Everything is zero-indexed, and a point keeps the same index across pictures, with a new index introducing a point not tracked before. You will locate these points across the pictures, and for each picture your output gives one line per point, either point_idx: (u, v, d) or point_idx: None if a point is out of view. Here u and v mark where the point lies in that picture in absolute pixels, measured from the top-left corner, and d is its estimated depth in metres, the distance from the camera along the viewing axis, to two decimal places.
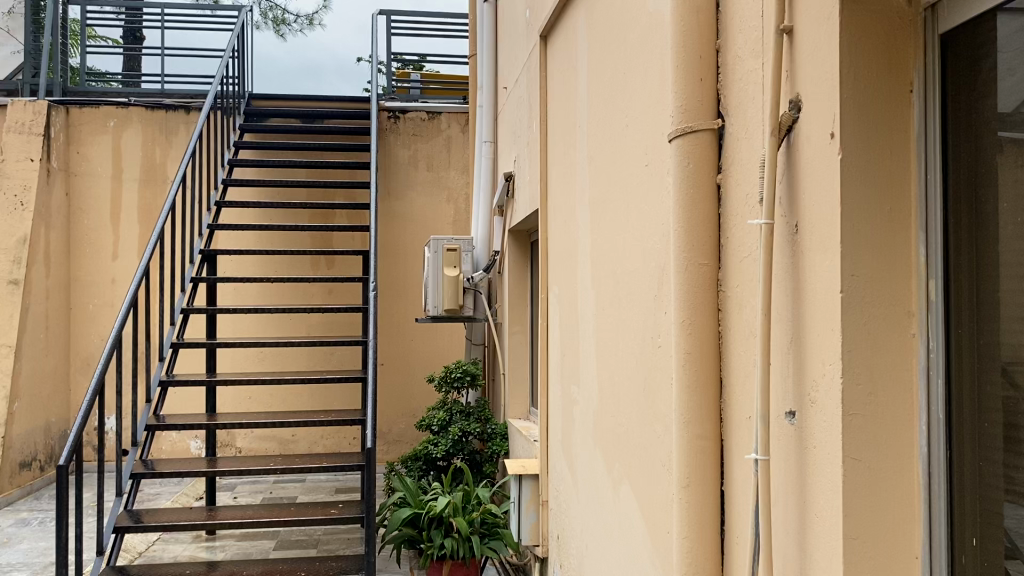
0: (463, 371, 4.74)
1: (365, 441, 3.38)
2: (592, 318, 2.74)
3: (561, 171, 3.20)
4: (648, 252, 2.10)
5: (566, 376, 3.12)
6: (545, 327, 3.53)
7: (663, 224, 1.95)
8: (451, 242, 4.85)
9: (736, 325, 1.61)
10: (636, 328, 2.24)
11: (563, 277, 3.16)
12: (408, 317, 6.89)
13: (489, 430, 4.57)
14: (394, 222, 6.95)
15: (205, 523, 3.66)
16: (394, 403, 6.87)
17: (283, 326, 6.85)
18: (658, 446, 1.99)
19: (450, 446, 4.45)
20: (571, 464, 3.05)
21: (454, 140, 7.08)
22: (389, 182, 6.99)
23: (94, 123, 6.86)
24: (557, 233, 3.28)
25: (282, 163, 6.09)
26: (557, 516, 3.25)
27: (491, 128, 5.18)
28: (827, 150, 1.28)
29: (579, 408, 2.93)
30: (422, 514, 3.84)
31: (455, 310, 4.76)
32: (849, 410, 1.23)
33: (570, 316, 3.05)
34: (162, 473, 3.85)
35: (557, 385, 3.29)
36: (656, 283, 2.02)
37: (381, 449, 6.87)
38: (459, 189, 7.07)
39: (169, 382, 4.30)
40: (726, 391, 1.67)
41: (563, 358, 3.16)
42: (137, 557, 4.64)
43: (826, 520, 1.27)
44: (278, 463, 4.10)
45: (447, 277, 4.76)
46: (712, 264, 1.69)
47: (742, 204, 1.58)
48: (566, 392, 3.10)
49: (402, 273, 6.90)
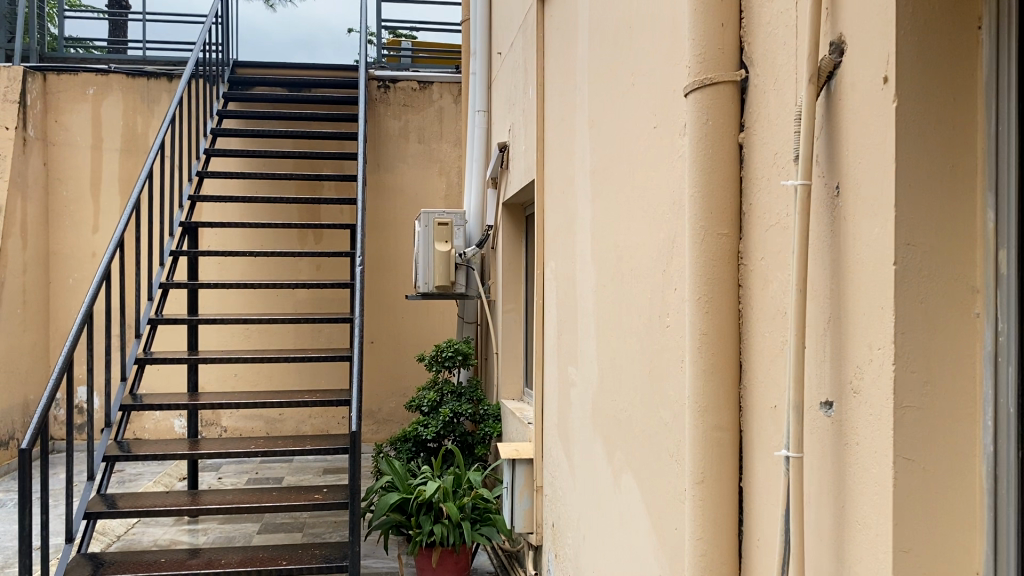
0: (454, 350, 4.55)
1: (351, 425, 3.15)
2: (591, 295, 2.56)
3: (560, 138, 3.00)
4: (656, 222, 1.93)
5: (562, 356, 2.94)
6: (541, 306, 3.35)
7: (675, 190, 1.77)
8: (443, 216, 4.62)
9: (760, 303, 1.43)
10: (641, 305, 2.07)
11: (561, 251, 2.98)
12: (398, 294, 6.69)
13: (481, 411, 4.41)
14: (384, 196, 6.74)
15: (182, 509, 3.49)
16: (384, 382, 6.70)
17: (270, 302, 6.66)
18: (667, 435, 1.83)
19: (440, 429, 4.28)
20: (567, 449, 2.88)
21: (446, 111, 6.86)
22: (379, 155, 6.78)
23: (73, 90, 6.61)
24: (555, 203, 3.09)
25: (267, 132, 5.86)
26: (552, 504, 3.08)
27: (485, 96, 4.96)
28: (879, 99, 1.10)
29: (576, 389, 2.76)
30: (411, 499, 3.65)
31: (446, 287, 4.57)
32: (902, 403, 1.06)
33: (568, 292, 2.87)
34: (137, 455, 3.66)
35: (553, 365, 3.12)
36: (666, 255, 1.85)
37: (371, 429, 6.71)
38: (452, 161, 6.85)
39: (146, 361, 4.10)
40: (747, 377, 1.49)
41: (560, 337, 2.99)
42: (115, 541, 4.48)
43: (869, 527, 1.10)
44: (260, 445, 3.91)
45: (438, 252, 4.56)
46: (733, 234, 1.51)
47: (771, 166, 1.39)
48: (563, 373, 2.93)
49: (392, 248, 6.70)
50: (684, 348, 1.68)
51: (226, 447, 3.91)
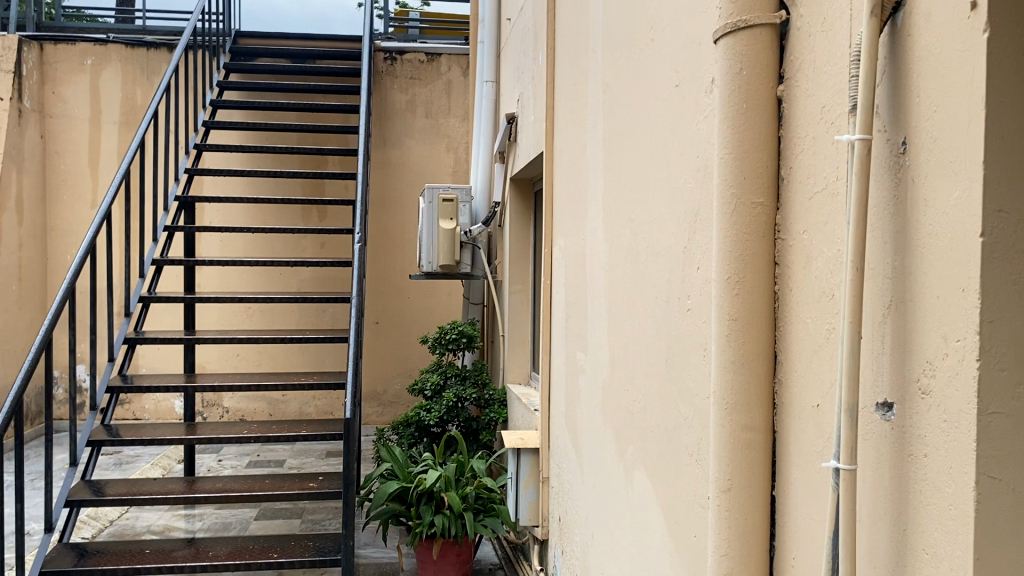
0: (458, 332, 4.34)
1: (346, 412, 2.95)
2: (602, 276, 2.36)
3: (570, 103, 2.79)
4: (675, 193, 1.74)
5: (570, 342, 2.75)
6: (549, 287, 3.15)
7: (700, 156, 1.58)
8: (447, 192, 4.41)
9: (802, 283, 1.23)
10: (657, 285, 1.88)
11: (570, 228, 2.77)
12: (403, 273, 6.51)
13: (487, 395, 4.22)
14: (390, 171, 6.54)
15: (170, 498, 3.32)
16: (389, 363, 6.52)
17: (272, 280, 6.48)
18: (687, 430, 1.65)
19: (443, 413, 4.10)
20: (574, 440, 2.68)
21: (454, 85, 6.64)
22: (385, 129, 6.56)
23: (70, 61, 6.41)
24: (563, 177, 2.89)
25: (269, 104, 5.65)
26: (559, 496, 2.90)
27: (493, 66, 4.73)
28: (964, 30, 0.88)
29: (584, 376, 2.57)
30: (411, 488, 3.45)
31: (452, 266, 4.39)
32: (989, 408, 0.85)
33: (576, 273, 2.66)
34: (124, 440, 3.49)
35: (560, 350, 2.92)
36: (686, 229, 1.67)
37: (375, 411, 6.55)
38: (460, 136, 6.63)
39: (136, 340, 3.93)
40: (784, 370, 1.29)
41: (567, 321, 2.79)
42: (107, 526, 4.34)
43: (939, 558, 0.90)
44: (254, 429, 3.73)
45: (442, 230, 4.35)
46: (769, 203, 1.30)
47: (819, 122, 1.18)
48: (571, 359, 2.73)
49: (397, 226, 6.50)
50: (711, 334, 1.48)
51: (218, 431, 3.73)
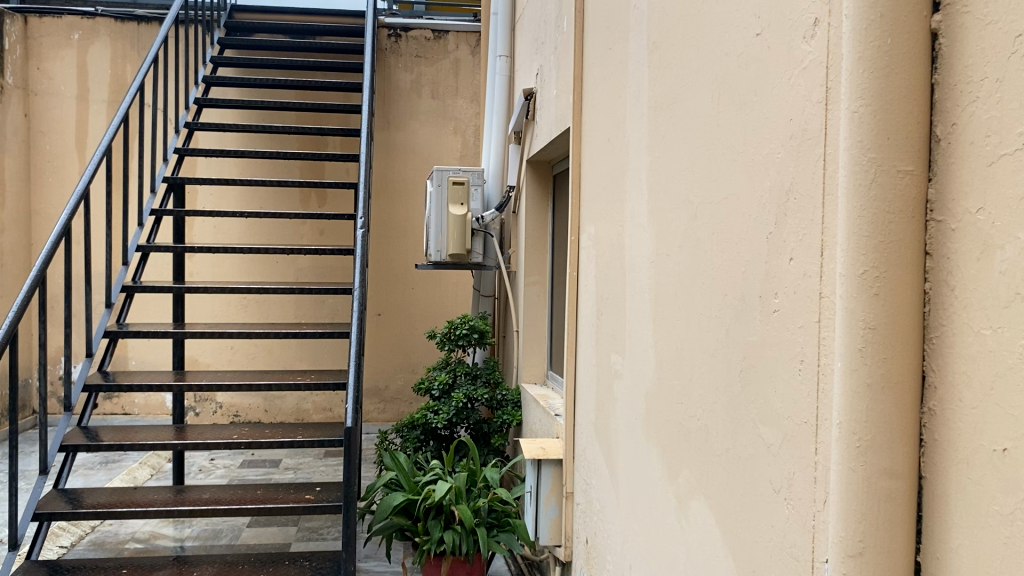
0: (469, 327, 4.00)
1: (347, 420, 2.60)
2: (646, 267, 2.03)
3: (604, 69, 2.45)
4: (758, 168, 1.42)
5: (603, 341, 2.43)
6: (575, 279, 2.82)
7: (803, 119, 1.26)
8: (458, 174, 4.07)
9: (975, 282, 0.89)
10: (726, 277, 1.55)
11: (603, 212, 2.44)
12: (407, 263, 6.18)
13: (499, 396, 3.91)
14: (393, 156, 6.20)
15: (152, 510, 2.99)
16: (392, 358, 6.19)
17: (269, 269, 6.16)
18: (774, 462, 1.35)
19: (452, 416, 3.79)
20: (607, 454, 2.36)
21: (463, 64, 6.29)
22: (389, 111, 6.22)
23: (57, 35, 6.07)
24: (593, 155, 2.57)
25: (266, 81, 5.31)
26: (586, 515, 2.58)
27: (507, 40, 4.38)
28: None
29: (621, 382, 2.24)
30: (418, 501, 3.14)
31: (462, 256, 4.06)
32: None
33: (612, 264, 2.33)
34: (101, 445, 3.16)
35: (589, 351, 2.60)
36: (774, 212, 1.36)
37: (377, 408, 6.23)
38: (468, 119, 6.29)
39: (119, 333, 3.61)
40: (937, 396, 0.95)
41: (599, 317, 2.47)
42: (88, 533, 4.04)
43: None
44: (245, 432, 3.40)
45: (453, 216, 4.03)
46: (920, 172, 0.96)
47: (1012, 57, 0.84)
48: (604, 360, 2.40)
49: (401, 214, 6.16)
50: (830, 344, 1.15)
51: (207, 434, 3.40)
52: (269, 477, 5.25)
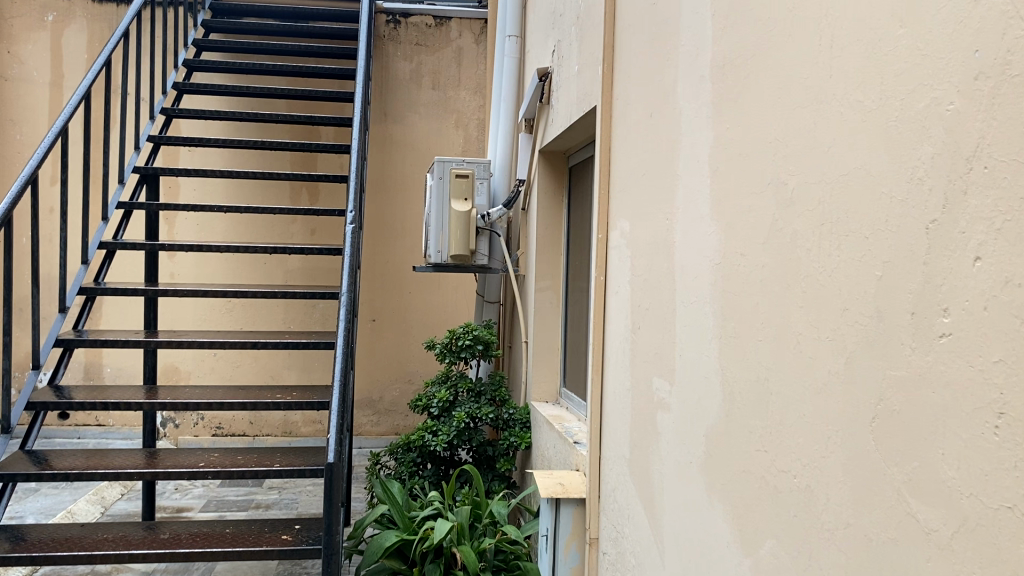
0: (472, 338, 3.55)
1: (330, 454, 2.15)
2: (709, 272, 1.59)
3: (645, 31, 2.03)
4: (909, 129, 0.99)
5: (642, 360, 1.99)
6: (602, 284, 2.37)
7: (1006, 49, 0.84)
8: (462, 166, 3.63)
9: None
10: (847, 286, 1.12)
11: (643, 202, 2.00)
12: (404, 266, 5.74)
13: (505, 416, 3.48)
14: (391, 150, 5.77)
15: (99, 555, 2.52)
16: (387, 366, 5.74)
17: (256, 270, 5.72)
18: (941, 559, 0.92)
19: (452, 437, 3.35)
20: (647, 500, 1.93)
21: (466, 52, 5.87)
22: (387, 101, 5.80)
23: (30, 16, 5.64)
24: (630, 135, 2.13)
25: (254, 66, 4.88)
26: (615, 570, 2.14)
27: (518, 18, 3.95)
28: None
29: (667, 415, 1.81)
30: (414, 541, 2.70)
31: (465, 258, 3.63)
32: None
33: (658, 266, 1.89)
34: (44, 474, 2.70)
35: (622, 371, 2.16)
36: (943, 189, 0.93)
37: (370, 421, 5.77)
38: (471, 111, 5.86)
39: (77, 342, 3.17)
40: None
41: (637, 332, 2.03)
42: (41, 568, 3.58)
43: None
44: (215, 458, 2.92)
45: (455, 212, 3.59)
46: None
47: None
48: (645, 385, 1.97)
49: (399, 212, 5.73)
50: None
51: (171, 460, 2.93)
52: (250, 497, 4.78)
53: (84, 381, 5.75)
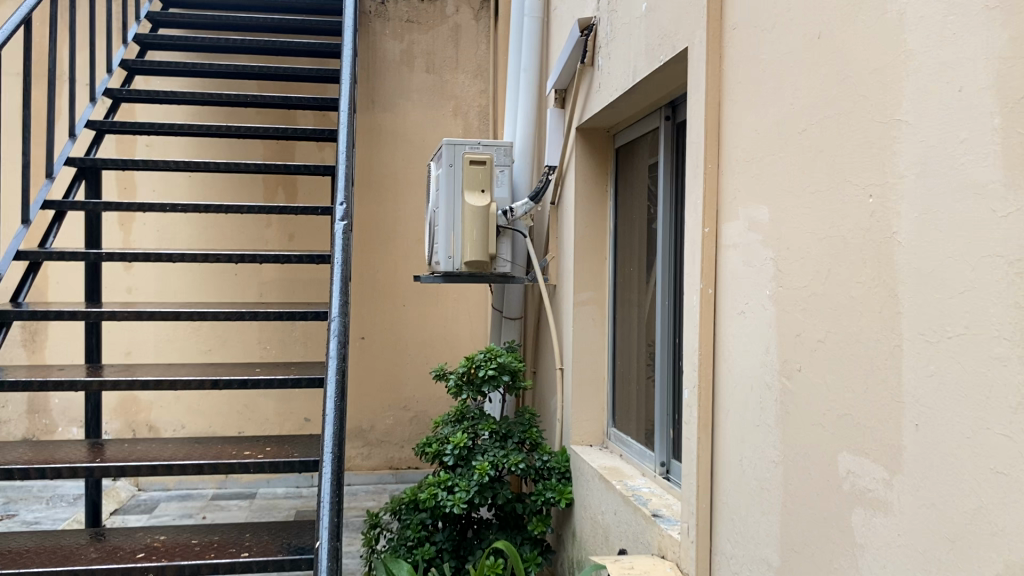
0: (496, 365, 2.82)
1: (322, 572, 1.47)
2: (1013, 287, 0.89)
3: None
4: None
5: (810, 423, 1.29)
6: (711, 298, 1.63)
7: None
8: (477, 150, 2.89)
9: None
10: None
11: (806, 175, 1.29)
12: (398, 275, 5.00)
13: (538, 463, 2.76)
14: (380, 142, 5.03)
15: None
16: (378, 392, 4.99)
17: (227, 283, 4.96)
18: None
19: (473, 495, 2.62)
20: None
21: (464, 30, 5.15)
22: (375, 87, 5.06)
23: None
24: (769, 76, 1.42)
25: (220, 42, 4.13)
26: None
27: None
28: None
29: (887, 525, 1.10)
30: None
31: (483, 265, 2.90)
32: None
33: (848, 273, 1.18)
34: None
35: (761, 433, 1.44)
36: None
37: (360, 454, 5.01)
38: (470, 97, 5.14)
39: None
40: None
41: (799, 379, 1.32)
42: None
43: None
44: (160, 542, 2.10)
45: (470, 208, 2.86)
46: None
47: None
48: (818, 461, 1.26)
49: (390, 213, 4.99)
50: None
51: (104, 546, 2.12)
52: None
53: (29, 415, 4.96)
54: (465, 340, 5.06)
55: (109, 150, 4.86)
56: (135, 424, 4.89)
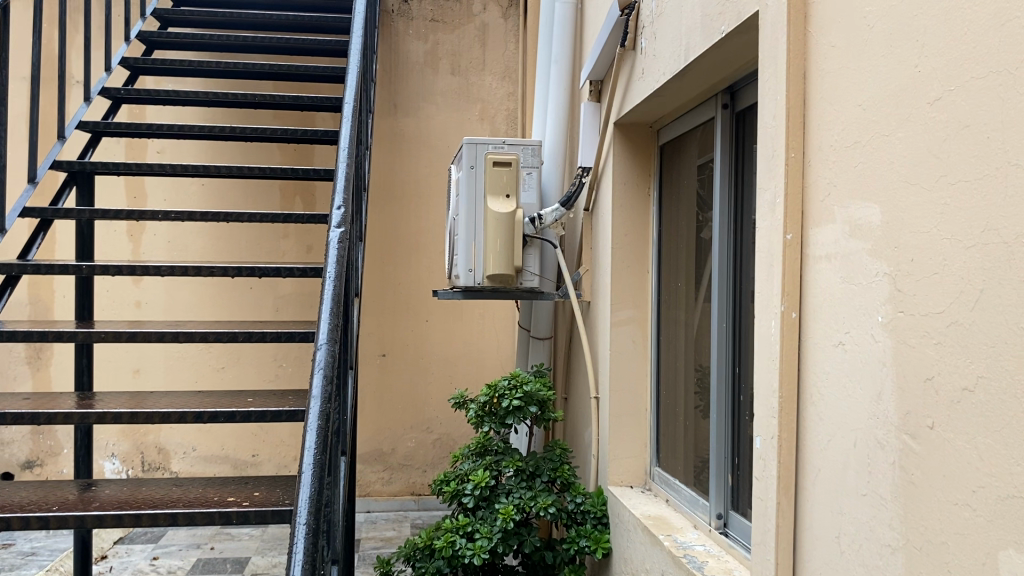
0: (521, 395, 2.47)
1: None
2: None
3: None
4: None
5: (950, 501, 0.93)
6: (796, 324, 1.29)
7: None
8: (502, 150, 2.56)
9: None
10: None
11: (946, 164, 0.94)
12: (420, 288, 4.69)
13: (570, 506, 2.41)
14: (403, 147, 4.73)
15: None
16: (400, 412, 4.67)
17: (241, 297, 4.68)
18: None
19: (496, 544, 2.28)
20: None
21: (491, 29, 4.85)
22: (397, 89, 4.77)
23: None
24: (884, 34, 1.07)
25: (230, 39, 3.85)
26: None
27: None
28: None
29: None
30: None
31: (508, 279, 2.57)
32: None
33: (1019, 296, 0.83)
34: None
35: (870, 507, 1.09)
36: None
37: (380, 479, 4.68)
38: (498, 100, 4.82)
39: None
40: None
41: (931, 438, 0.96)
42: None
43: None
44: None
45: (493, 215, 2.53)
46: None
47: None
48: (963, 558, 0.90)
49: (413, 223, 4.69)
50: None
51: None
52: None
53: (33, 436, 4.70)
54: (492, 357, 4.73)
55: (118, 157, 4.61)
56: (142, 446, 4.62)
